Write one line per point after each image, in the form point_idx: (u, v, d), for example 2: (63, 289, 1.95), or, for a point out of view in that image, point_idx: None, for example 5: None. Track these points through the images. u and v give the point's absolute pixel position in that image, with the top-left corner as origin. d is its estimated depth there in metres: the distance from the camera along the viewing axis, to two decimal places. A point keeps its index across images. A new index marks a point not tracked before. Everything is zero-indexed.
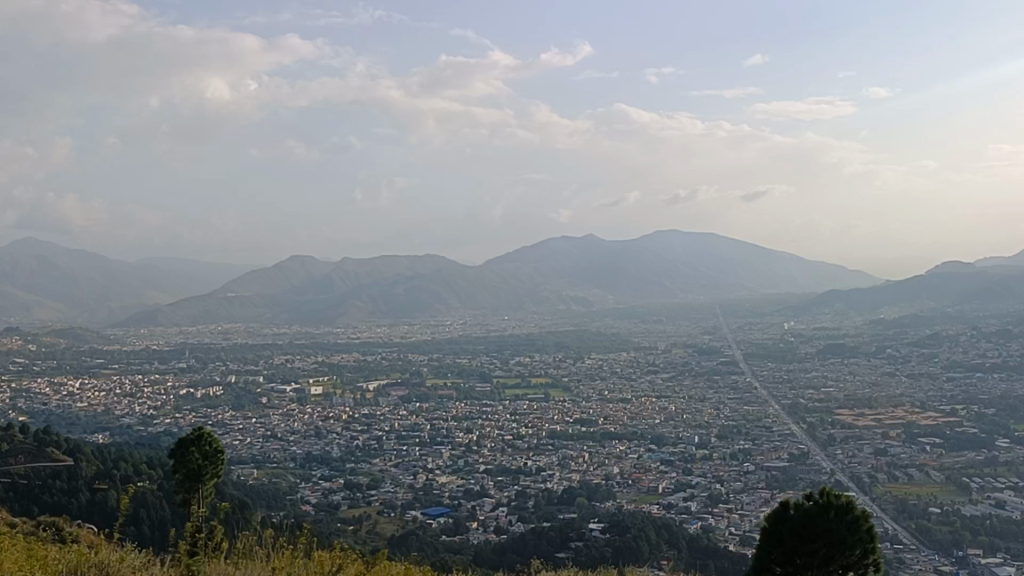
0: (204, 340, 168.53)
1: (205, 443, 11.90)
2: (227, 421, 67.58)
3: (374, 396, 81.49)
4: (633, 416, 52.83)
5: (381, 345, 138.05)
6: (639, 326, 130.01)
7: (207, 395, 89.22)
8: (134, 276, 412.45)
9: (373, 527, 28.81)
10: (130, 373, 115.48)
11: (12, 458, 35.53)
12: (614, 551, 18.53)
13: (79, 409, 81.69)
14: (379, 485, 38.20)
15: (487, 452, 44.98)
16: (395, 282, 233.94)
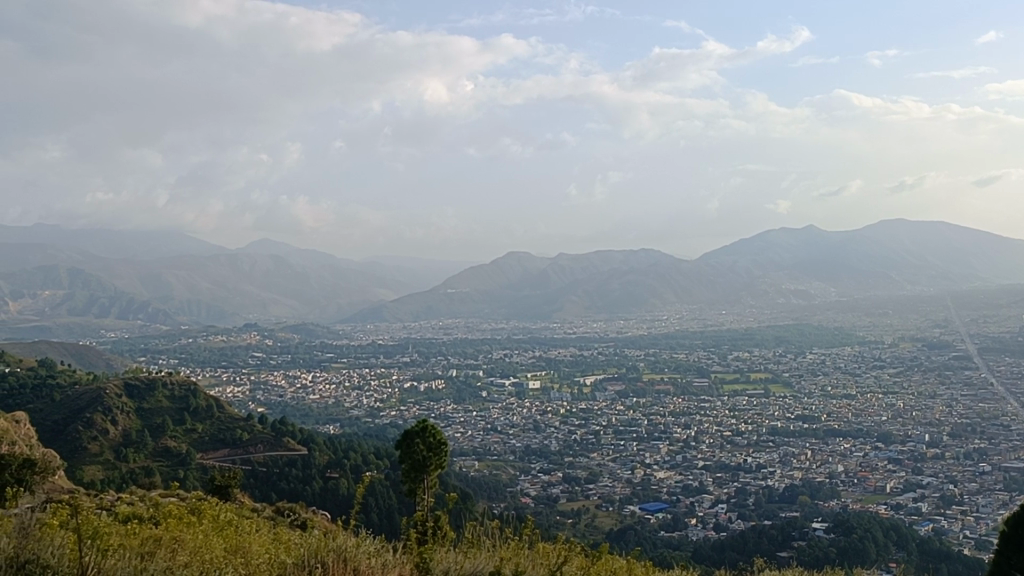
0: (426, 335, 175.04)
1: (429, 435, 12.26)
2: (449, 414, 69.62)
3: (591, 391, 82.13)
4: (858, 413, 51.03)
5: (598, 340, 138.98)
6: (865, 319, 125.65)
7: (430, 389, 92.19)
8: (361, 276, 432.00)
9: (591, 521, 29.07)
10: (358, 367, 120.91)
11: (251, 447, 37.88)
12: (839, 551, 17.97)
13: (312, 401, 86.20)
14: (598, 479, 38.42)
15: (706, 448, 44.51)
16: (607, 278, 234.94)
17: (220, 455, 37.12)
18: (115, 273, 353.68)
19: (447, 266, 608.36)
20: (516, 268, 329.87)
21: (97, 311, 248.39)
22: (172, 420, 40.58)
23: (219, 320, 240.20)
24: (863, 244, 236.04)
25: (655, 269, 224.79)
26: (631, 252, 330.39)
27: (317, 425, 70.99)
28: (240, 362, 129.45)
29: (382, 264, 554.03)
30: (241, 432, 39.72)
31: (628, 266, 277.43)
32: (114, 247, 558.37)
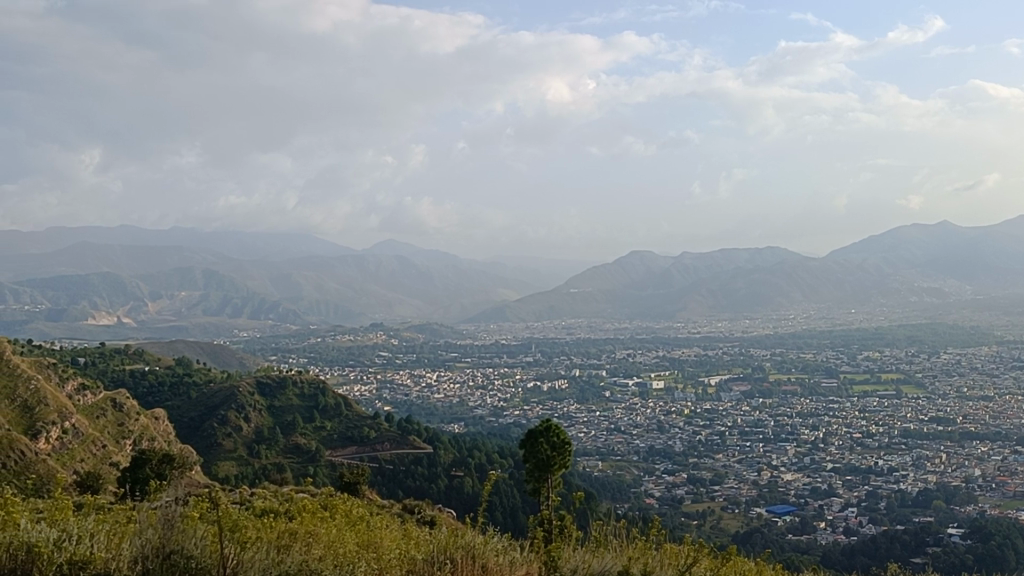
0: (549, 335, 176.25)
1: (553, 434, 12.33)
2: (574, 414, 69.80)
3: (716, 390, 81.35)
4: (996, 416, 49.26)
5: (722, 340, 137.58)
6: (1005, 318, 121.17)
7: (553, 389, 92.74)
8: (485, 278, 436.85)
9: (718, 523, 28.76)
10: (482, 366, 122.40)
11: (378, 445, 38.81)
12: (977, 558, 17.38)
13: (437, 399, 87.72)
14: (723, 480, 37.98)
15: (835, 450, 43.59)
16: (730, 277, 232.14)
17: (349, 454, 38.23)
18: (248, 278, 366.56)
19: (567, 266, 608.84)
20: (637, 267, 329.10)
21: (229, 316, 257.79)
22: (304, 418, 42.01)
23: (346, 322, 246.41)
24: (999, 241, 227.69)
25: (782, 267, 221.50)
26: (755, 251, 325.94)
27: (442, 423, 72.28)
28: (367, 361, 132.53)
29: (504, 265, 557.85)
30: (368, 430, 40.75)
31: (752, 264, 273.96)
32: (247, 252, 576.62)
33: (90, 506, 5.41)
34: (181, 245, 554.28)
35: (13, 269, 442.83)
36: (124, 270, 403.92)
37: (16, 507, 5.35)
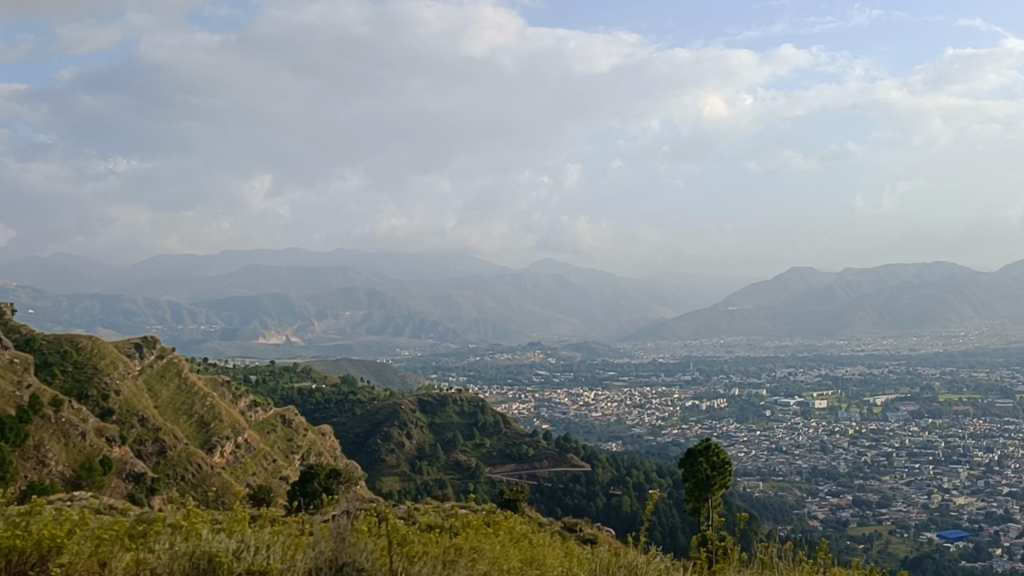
0: (707, 355, 175.95)
1: (712, 455, 14.18)
2: (733, 433, 69.03)
3: (882, 410, 78.97)
4: None
5: (889, 358, 133.75)
6: None
7: (712, 407, 92.80)
8: (642, 299, 435.97)
9: (883, 547, 27.96)
10: (641, 386, 123.30)
11: (536, 461, 43.41)
12: None
13: (593, 417, 89.68)
14: (891, 503, 36.79)
15: (1012, 474, 41.61)
16: (895, 292, 225.01)
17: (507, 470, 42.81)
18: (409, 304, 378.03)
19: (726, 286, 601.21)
20: (797, 285, 323.12)
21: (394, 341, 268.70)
22: (463, 435, 48.74)
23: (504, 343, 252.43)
24: None
25: (951, 283, 213.57)
26: (924, 267, 314.91)
27: (598, 441, 74.09)
28: (527, 384, 136.10)
29: (662, 285, 553.74)
30: (526, 448, 45.71)
31: (919, 279, 264.68)
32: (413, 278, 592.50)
33: (276, 517, 5.81)
34: (348, 271, 577.20)
35: (195, 294, 472.72)
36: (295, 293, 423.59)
37: (212, 516, 5.78)
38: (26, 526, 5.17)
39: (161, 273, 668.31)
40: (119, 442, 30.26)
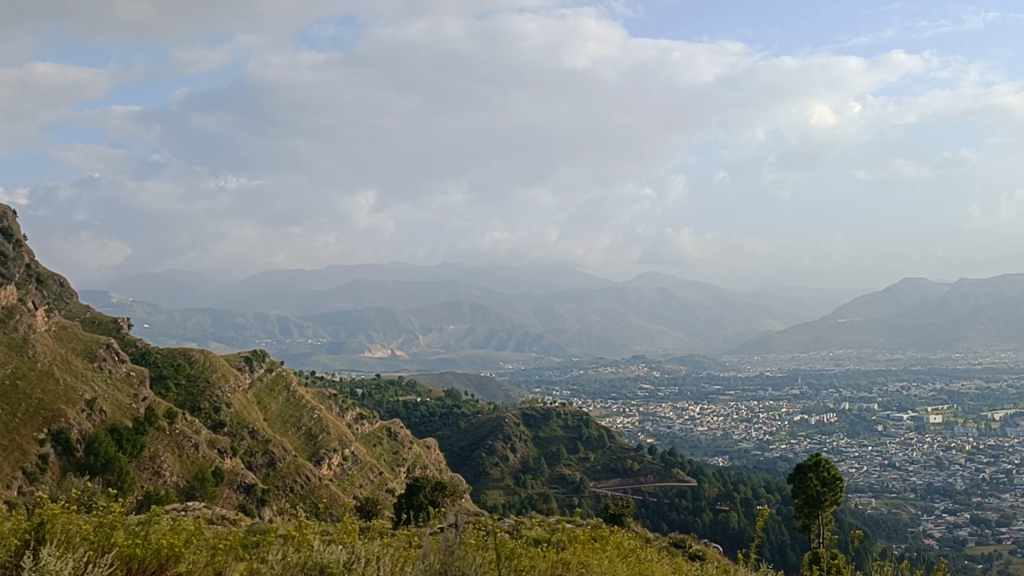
0: (816, 373, 174.72)
1: (823, 474, 20.75)
2: (844, 449, 68.05)
3: (1001, 426, 76.58)
4: None
5: (1008, 371, 130.23)
6: None
7: (821, 422, 100.64)
8: (750, 317, 432.01)
9: (1006, 567, 27.13)
10: (753, 411, 124.49)
11: (646, 476, 59.83)
12: None
13: (702, 433, 107.10)
14: (1011, 522, 35.62)
15: None
16: (1014, 303, 217.95)
17: (614, 483, 60.33)
18: (519, 330, 384.10)
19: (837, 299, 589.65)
20: (910, 297, 316.60)
21: (503, 367, 275.47)
22: (566, 449, 69.15)
23: (609, 364, 255.87)
24: None
25: None
26: None
27: (707, 456, 86.75)
28: (635, 412, 138.86)
29: (772, 302, 547.13)
30: (631, 463, 63.55)
31: None
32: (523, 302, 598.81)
33: (382, 529, 6.01)
34: (459, 297, 588.71)
35: (314, 317, 492.64)
36: (408, 317, 436.26)
37: (323, 529, 6.01)
38: (146, 535, 5.46)
39: (281, 296, 697.96)
40: (228, 453, 43.09)
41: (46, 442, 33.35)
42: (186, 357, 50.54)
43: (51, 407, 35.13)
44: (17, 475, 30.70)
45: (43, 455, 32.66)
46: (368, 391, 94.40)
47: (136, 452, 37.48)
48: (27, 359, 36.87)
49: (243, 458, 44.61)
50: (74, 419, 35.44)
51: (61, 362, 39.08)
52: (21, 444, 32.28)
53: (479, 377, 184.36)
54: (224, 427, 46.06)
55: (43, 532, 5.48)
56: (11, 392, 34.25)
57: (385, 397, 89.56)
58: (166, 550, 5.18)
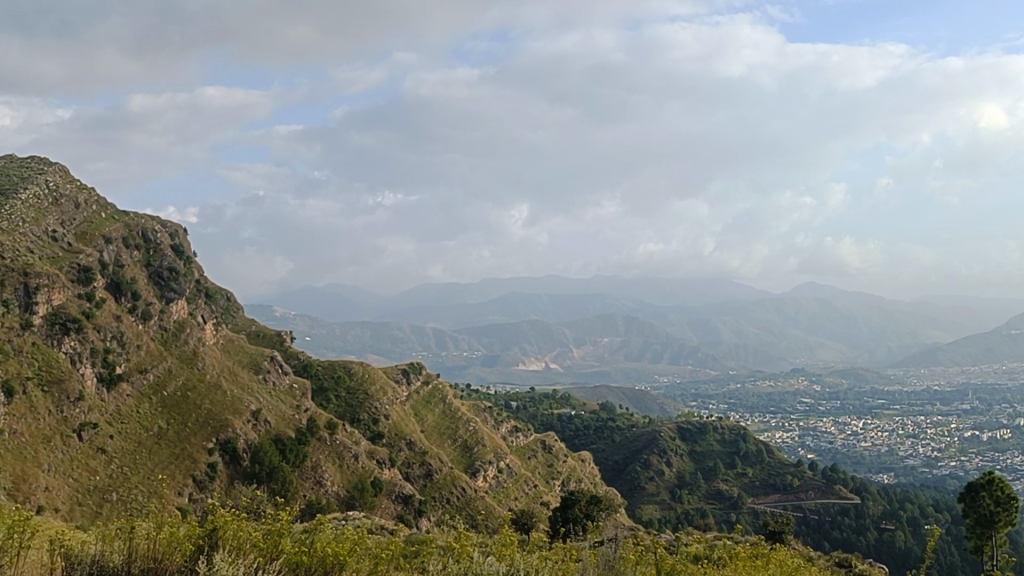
0: (989, 389, 169.14)
1: (995, 495, 21.53)
2: (1018, 466, 65.44)
3: None
4: None
5: None
6: None
7: (994, 441, 97.73)
8: (914, 331, 419.52)
9: None
10: (921, 427, 121.83)
11: (807, 493, 59.21)
12: None
13: (865, 448, 106.52)
14: None
15: None
16: None
17: (773, 500, 60.12)
18: (673, 343, 384.02)
19: (1007, 311, 567.01)
20: None
21: (657, 382, 275.83)
22: (724, 463, 68.75)
23: (766, 378, 252.98)
24: None
25: None
26: None
27: (873, 473, 85.44)
28: (793, 427, 137.22)
29: (939, 315, 529.94)
30: (792, 479, 62.69)
31: None
32: (676, 318, 595.18)
33: (538, 536, 6.12)
34: (614, 313, 592.46)
35: (472, 331, 505.75)
36: (563, 333, 441.97)
37: (486, 542, 6.15)
38: (314, 546, 5.78)
39: (438, 311, 718.84)
40: (386, 463, 45.59)
41: (214, 451, 37.18)
42: (346, 369, 54.37)
43: (219, 418, 39.13)
44: (190, 482, 34.54)
45: (212, 463, 36.46)
46: (523, 405, 96.82)
47: (299, 462, 40.80)
48: (196, 374, 41.65)
49: (401, 468, 46.93)
50: (240, 429, 39.30)
51: (228, 376, 43.51)
52: (192, 453, 36.27)
53: (634, 391, 186.55)
54: (383, 438, 48.64)
55: (218, 540, 5.76)
56: (182, 406, 38.76)
57: (540, 411, 91.67)
58: (331, 558, 5.55)
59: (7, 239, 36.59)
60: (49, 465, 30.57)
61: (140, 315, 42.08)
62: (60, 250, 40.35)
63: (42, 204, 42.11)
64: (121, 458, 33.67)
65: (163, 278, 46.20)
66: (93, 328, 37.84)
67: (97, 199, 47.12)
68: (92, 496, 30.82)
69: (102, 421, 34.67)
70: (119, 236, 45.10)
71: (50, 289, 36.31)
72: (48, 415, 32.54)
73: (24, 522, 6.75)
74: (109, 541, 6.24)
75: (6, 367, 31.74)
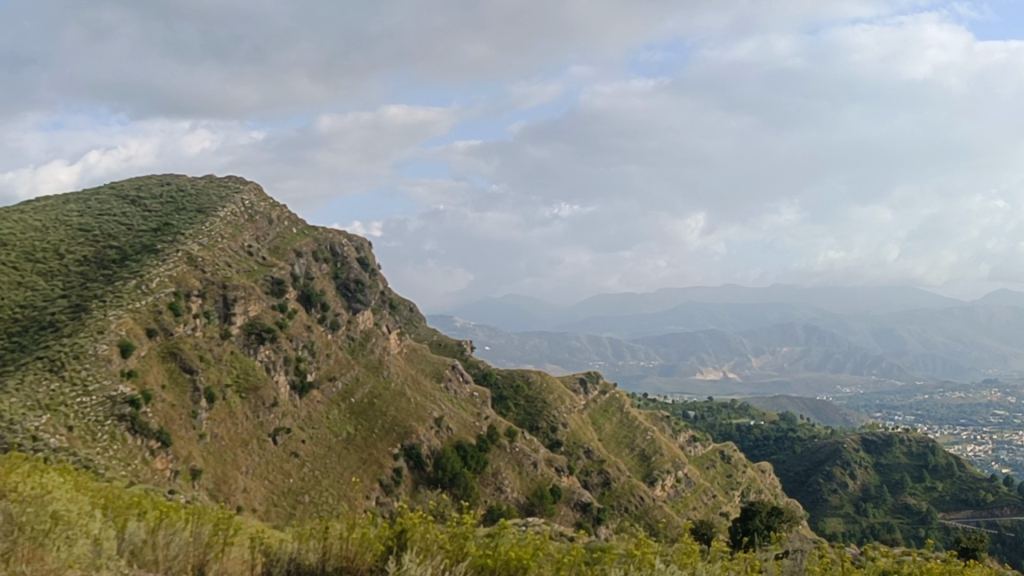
0: None
1: None
2: None
3: None
4: None
5: None
6: None
7: None
8: None
9: None
10: None
11: (1001, 508, 56.50)
12: None
13: None
14: None
15: None
16: None
17: (964, 516, 57.79)
18: (854, 357, 373.38)
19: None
20: None
21: (838, 394, 268.83)
22: (911, 476, 66.40)
23: (956, 390, 242.53)
24: None
25: None
26: None
27: None
28: (985, 440, 131.29)
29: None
30: (984, 495, 59.95)
31: None
32: (858, 328, 576.68)
33: (715, 545, 6.12)
34: (792, 322, 582.01)
35: (647, 343, 506.08)
36: (739, 345, 435.63)
37: (668, 553, 6.18)
38: (497, 549, 5.96)
39: (611, 321, 723.80)
40: (564, 471, 45.87)
41: (399, 456, 38.22)
42: (525, 379, 55.17)
43: (404, 424, 40.24)
44: (377, 485, 35.54)
45: (398, 468, 37.47)
46: (701, 415, 96.51)
47: (480, 468, 41.53)
48: (381, 382, 43.16)
49: (580, 476, 47.14)
50: (424, 436, 40.29)
51: (412, 384, 44.84)
52: (379, 458, 37.39)
53: (814, 402, 183.41)
54: (561, 446, 49.17)
55: (407, 541, 5.97)
56: (369, 413, 40.23)
57: (719, 421, 91.15)
58: (516, 563, 5.72)
59: (207, 255, 38.69)
60: (247, 468, 32.08)
61: (329, 325, 43.74)
62: (256, 264, 42.23)
63: (240, 221, 44.38)
64: (313, 462, 35.04)
65: (349, 290, 47.82)
66: (286, 338, 39.44)
67: (288, 215, 49.32)
68: (287, 497, 32.06)
69: (294, 426, 36.18)
70: (309, 250, 47.07)
71: (247, 301, 38.07)
72: (246, 421, 34.15)
73: (228, 520, 7.19)
74: (305, 540, 6.60)
75: (207, 375, 33.44)
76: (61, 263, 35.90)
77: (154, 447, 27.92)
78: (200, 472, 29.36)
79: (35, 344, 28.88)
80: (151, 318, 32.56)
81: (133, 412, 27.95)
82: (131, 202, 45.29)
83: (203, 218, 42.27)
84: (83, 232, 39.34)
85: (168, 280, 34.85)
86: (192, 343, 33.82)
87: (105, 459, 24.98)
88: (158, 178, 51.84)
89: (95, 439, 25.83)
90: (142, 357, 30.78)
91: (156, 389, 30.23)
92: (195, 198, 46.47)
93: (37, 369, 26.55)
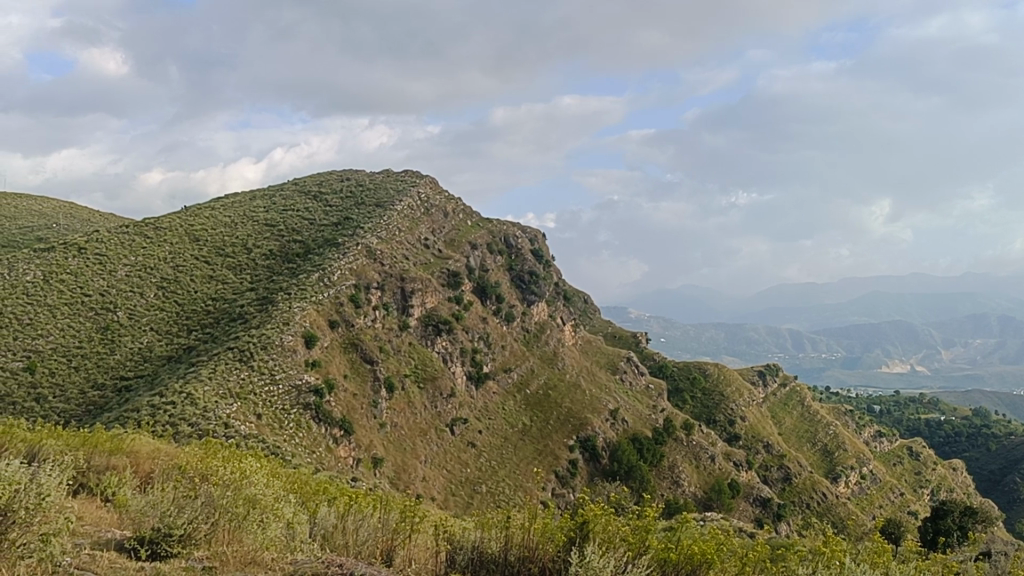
0: None
1: None
2: None
3: None
4: None
5: None
6: None
7: None
8: None
9: None
10: None
11: None
12: None
13: None
14: None
15: None
16: None
17: None
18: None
19: None
20: None
21: None
22: None
23: None
24: None
25: None
26: None
27: None
28: None
29: None
30: None
31: None
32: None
33: (910, 544, 5.93)
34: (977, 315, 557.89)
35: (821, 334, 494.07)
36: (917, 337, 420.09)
37: (860, 549, 6.02)
38: (677, 543, 5.95)
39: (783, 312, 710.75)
40: (742, 465, 45.11)
41: (575, 448, 38.35)
42: (702, 371, 54.81)
43: (579, 416, 40.36)
44: (553, 477, 35.77)
45: (573, 460, 37.62)
46: (887, 410, 93.90)
47: (656, 461, 41.28)
48: (556, 374, 43.45)
49: (759, 471, 46.32)
50: (599, 428, 40.33)
51: (586, 376, 44.97)
52: (554, 449, 37.62)
53: (1011, 398, 175.45)
54: (739, 441, 48.44)
55: (590, 532, 5.94)
56: (544, 404, 40.58)
57: (907, 416, 88.33)
58: (699, 557, 5.70)
59: (385, 248, 39.61)
60: (426, 457, 32.76)
61: (504, 317, 44.18)
62: (432, 257, 43.10)
63: (415, 214, 45.31)
64: (489, 452, 35.55)
65: (524, 281, 48.21)
66: (462, 329, 40.15)
67: (464, 208, 50.24)
68: (465, 487, 32.56)
69: (471, 417, 36.80)
70: (484, 242, 47.74)
71: (424, 293, 38.94)
72: (424, 410, 34.88)
73: (414, 508, 7.30)
74: (488, 529, 6.69)
75: (387, 365, 34.31)
76: (249, 257, 37.43)
77: (337, 435, 28.80)
78: (381, 460, 30.19)
79: (225, 334, 30.24)
80: (332, 310, 33.57)
81: (317, 401, 28.93)
82: (313, 198, 46.91)
83: (382, 212, 43.29)
84: (269, 227, 40.99)
85: (348, 273, 35.90)
86: (372, 333, 34.76)
87: (291, 446, 25.86)
88: (340, 174, 53.65)
89: (282, 426, 26.80)
90: (325, 349, 31.84)
91: (339, 379, 31.18)
92: (373, 192, 47.64)
93: (227, 359, 27.74)
